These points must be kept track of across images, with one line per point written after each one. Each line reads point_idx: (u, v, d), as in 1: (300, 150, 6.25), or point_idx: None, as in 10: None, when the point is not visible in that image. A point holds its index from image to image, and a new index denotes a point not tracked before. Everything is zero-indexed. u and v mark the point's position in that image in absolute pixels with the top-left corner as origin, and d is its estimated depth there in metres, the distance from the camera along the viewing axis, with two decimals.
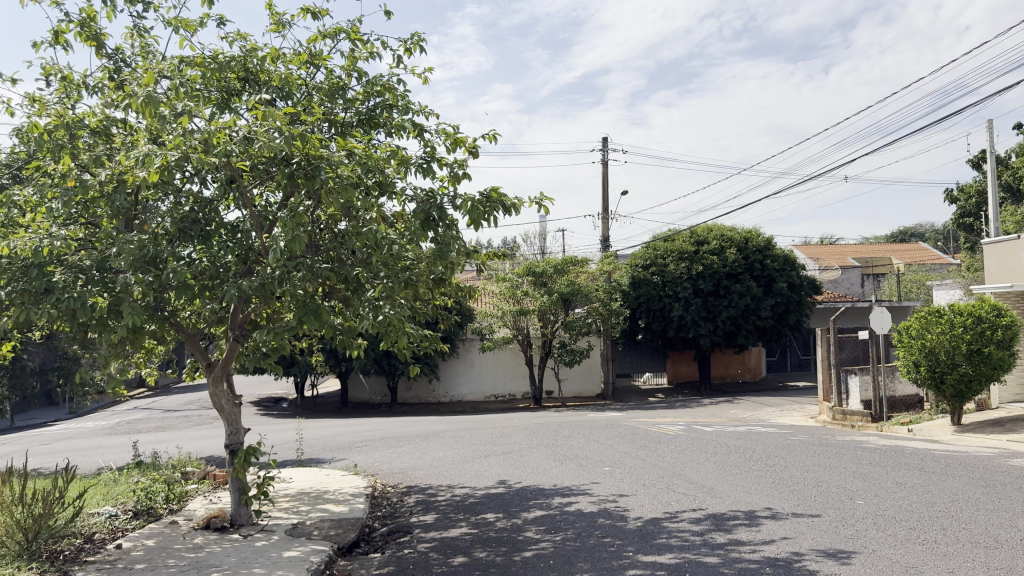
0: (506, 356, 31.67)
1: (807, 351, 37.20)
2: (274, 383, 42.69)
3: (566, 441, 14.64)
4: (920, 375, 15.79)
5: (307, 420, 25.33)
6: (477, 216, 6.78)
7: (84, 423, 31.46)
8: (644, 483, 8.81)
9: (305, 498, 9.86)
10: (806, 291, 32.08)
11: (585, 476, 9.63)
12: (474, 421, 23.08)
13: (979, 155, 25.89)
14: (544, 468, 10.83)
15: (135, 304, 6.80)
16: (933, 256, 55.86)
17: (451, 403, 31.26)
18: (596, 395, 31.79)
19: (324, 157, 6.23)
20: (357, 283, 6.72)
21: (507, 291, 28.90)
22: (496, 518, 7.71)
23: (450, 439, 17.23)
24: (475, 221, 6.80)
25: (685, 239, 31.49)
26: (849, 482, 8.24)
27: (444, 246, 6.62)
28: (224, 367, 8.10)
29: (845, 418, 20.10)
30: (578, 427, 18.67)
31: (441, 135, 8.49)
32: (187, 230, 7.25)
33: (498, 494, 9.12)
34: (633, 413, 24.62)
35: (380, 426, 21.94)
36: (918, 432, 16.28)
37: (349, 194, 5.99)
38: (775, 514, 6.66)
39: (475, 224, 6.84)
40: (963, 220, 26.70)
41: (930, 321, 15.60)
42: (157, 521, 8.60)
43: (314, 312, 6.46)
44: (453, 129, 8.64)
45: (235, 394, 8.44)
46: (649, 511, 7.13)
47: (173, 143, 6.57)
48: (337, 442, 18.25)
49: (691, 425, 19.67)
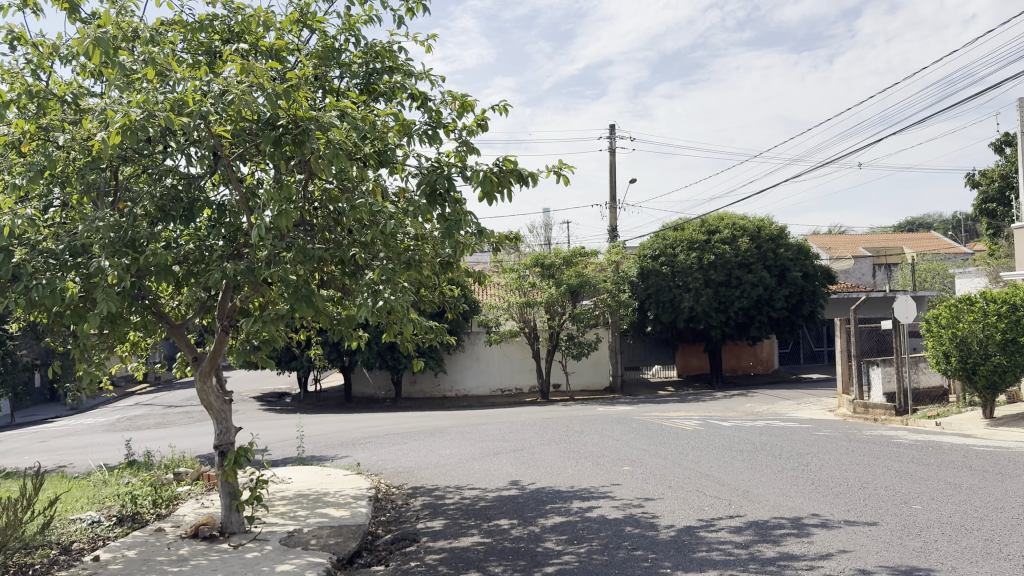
0: (512, 349, 30.98)
1: (820, 342, 36.41)
2: (276, 379, 42.11)
3: (579, 437, 13.96)
4: (950, 366, 14.99)
5: (311, 416, 24.72)
6: (490, 188, 6.10)
7: (83, 420, 31.00)
8: (670, 485, 8.13)
9: (304, 501, 9.17)
10: (821, 281, 31.29)
11: (604, 477, 8.95)
12: (481, 416, 22.41)
13: (1001, 139, 25.05)
14: (559, 467, 10.14)
15: (111, 288, 6.11)
16: (944, 245, 54.95)
17: (457, 397, 30.60)
18: (604, 388, 31.08)
19: (314, 118, 5.45)
20: (357, 266, 6.03)
21: (513, 282, 28.16)
22: (511, 526, 7.03)
23: (457, 435, 16.54)
24: (488, 193, 6.12)
25: (696, 228, 30.70)
26: (897, 483, 7.55)
27: (454, 221, 5.91)
28: (213, 361, 7.43)
29: (867, 411, 19.35)
30: (589, 422, 17.98)
31: (446, 102, 7.77)
32: (169, 210, 6.65)
33: (511, 497, 8.43)
34: (645, 407, 23.94)
35: (384, 421, 21.30)
36: (946, 426, 15.54)
37: (342, 162, 5.21)
38: (825, 522, 5.97)
39: (487, 199, 6.17)
40: (986, 206, 25.84)
41: (962, 309, 14.83)
42: (141, 529, 7.97)
43: (308, 299, 5.75)
44: (460, 95, 7.91)
45: (226, 390, 7.75)
46: (682, 518, 6.45)
47: (136, 98, 5.50)
48: (340, 439, 17.60)
49: (707, 419, 18.97)
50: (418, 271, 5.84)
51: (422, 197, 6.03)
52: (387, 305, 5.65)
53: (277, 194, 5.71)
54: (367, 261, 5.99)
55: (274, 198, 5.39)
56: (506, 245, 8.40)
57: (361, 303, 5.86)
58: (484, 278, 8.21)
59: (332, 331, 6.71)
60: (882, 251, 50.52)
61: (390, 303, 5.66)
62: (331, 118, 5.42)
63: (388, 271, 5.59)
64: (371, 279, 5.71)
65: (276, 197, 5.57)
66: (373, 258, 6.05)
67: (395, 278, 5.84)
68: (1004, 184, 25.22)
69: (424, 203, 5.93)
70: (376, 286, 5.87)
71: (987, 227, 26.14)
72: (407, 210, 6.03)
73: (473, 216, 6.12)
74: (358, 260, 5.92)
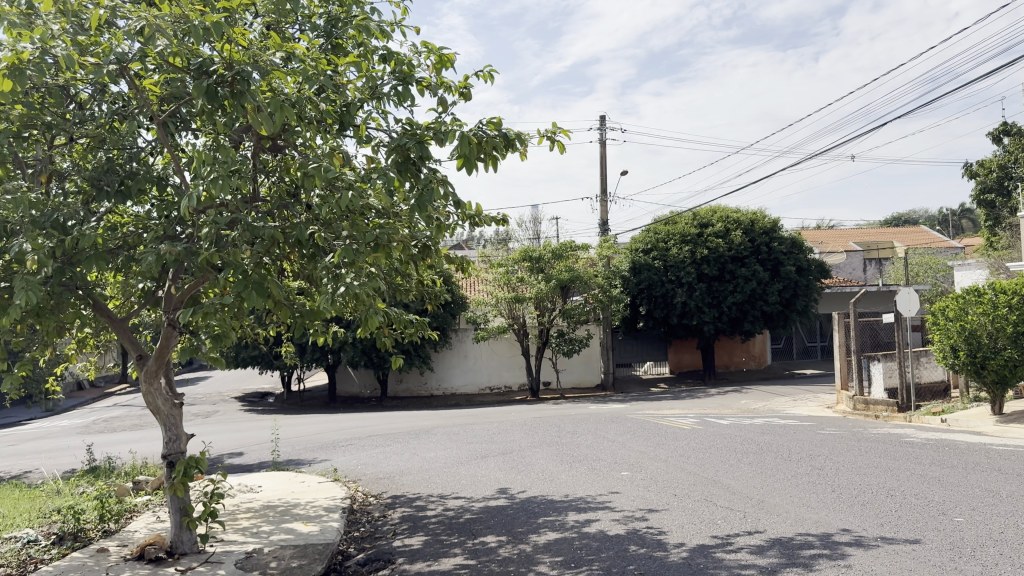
0: (501, 346, 30.17)
1: (813, 337, 35.83)
2: (259, 379, 41.06)
3: (571, 438, 13.16)
4: (957, 361, 14.35)
5: (293, 417, 23.84)
6: (470, 152, 5.34)
7: (59, 421, 30.01)
8: (675, 493, 7.37)
9: (270, 515, 8.28)
10: (814, 275, 30.60)
11: (601, 484, 8.16)
12: (469, 416, 21.59)
13: (1000, 128, 24.46)
14: (551, 473, 9.34)
15: (30, 276, 5.25)
16: (935, 239, 54.81)
17: (444, 395, 29.76)
18: (595, 386, 30.34)
19: (251, 60, 4.69)
20: (318, 247, 5.22)
21: (501, 277, 27.34)
22: (498, 544, 6.20)
23: (443, 437, 15.72)
24: (469, 160, 5.38)
25: (688, 222, 30.00)
26: (927, 490, 6.80)
27: (427, 193, 5.10)
28: (160, 360, 6.58)
29: (868, 408, 18.71)
30: (581, 421, 17.22)
31: (424, 58, 7.02)
32: (102, 183, 5.85)
33: (499, 508, 7.60)
34: (637, 405, 23.18)
35: (367, 423, 20.41)
36: (953, 423, 14.84)
37: (284, 113, 4.39)
38: (860, 540, 5.19)
39: (467, 165, 5.39)
40: (984, 196, 25.30)
41: (970, 301, 14.14)
42: (82, 549, 7.09)
43: (259, 285, 4.97)
44: (438, 48, 7.15)
45: (174, 394, 6.92)
46: (692, 536, 5.67)
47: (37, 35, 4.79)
48: (320, 441, 16.73)
49: (703, 417, 18.21)
50: (392, 255, 4.98)
51: (392, 168, 5.28)
52: (352, 293, 4.80)
53: (216, 158, 5.09)
54: (328, 239, 5.15)
55: (207, 156, 4.71)
56: (491, 225, 7.64)
57: (321, 290, 5.06)
58: (470, 264, 7.41)
59: (294, 328, 5.85)
60: (873, 246, 50.05)
61: (353, 289, 4.80)
62: (272, 61, 4.69)
63: (350, 251, 4.76)
64: (331, 261, 4.86)
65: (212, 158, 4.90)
66: (335, 237, 5.21)
67: (359, 261, 4.99)
68: (1004, 174, 24.76)
69: (392, 170, 5.19)
70: (337, 269, 5.02)
71: (986, 218, 25.52)
72: (372, 178, 5.25)
73: (453, 190, 5.34)
74: (319, 239, 5.11)
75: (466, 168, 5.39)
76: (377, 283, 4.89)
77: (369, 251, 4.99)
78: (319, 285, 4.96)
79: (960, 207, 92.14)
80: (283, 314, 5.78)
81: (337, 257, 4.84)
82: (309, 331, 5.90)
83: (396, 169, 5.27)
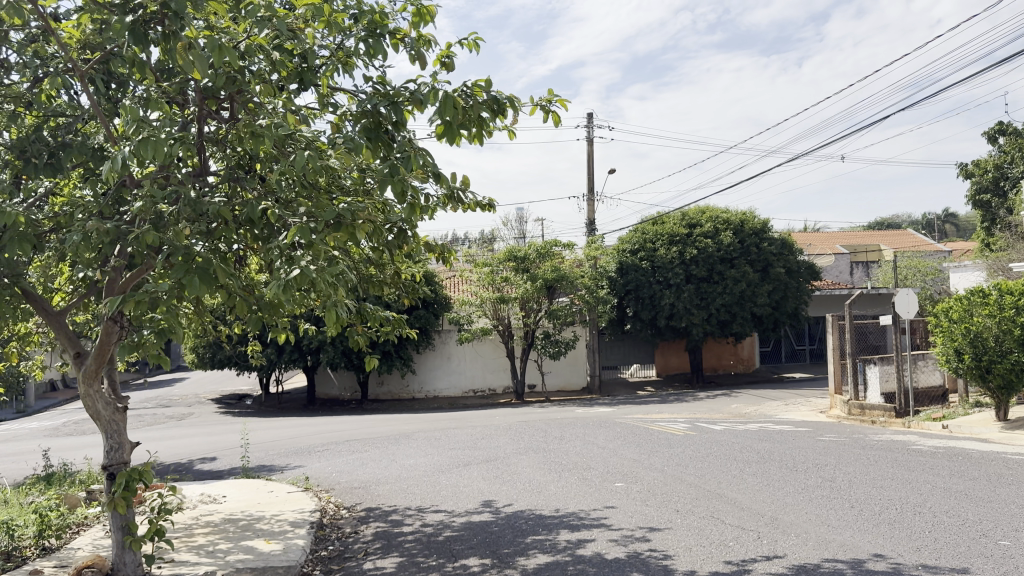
0: (485, 348, 29.40)
1: (801, 341, 35.40)
2: (238, 381, 40.01)
3: (558, 444, 12.46)
4: (962, 365, 13.85)
5: (269, 419, 23.00)
6: (453, 120, 4.68)
7: (28, 423, 28.89)
8: (677, 508, 6.72)
9: (230, 531, 7.48)
10: (803, 277, 30.16)
11: (594, 497, 7.48)
12: (452, 419, 20.84)
13: (995, 128, 24.10)
14: (538, 484, 8.64)
15: None
16: (919, 241, 54.80)
17: (426, 398, 28.98)
18: (582, 389, 29.69)
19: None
20: (271, 225, 4.51)
21: (485, 276, 26.60)
22: (481, 569, 5.48)
23: (424, 442, 14.95)
24: (451, 129, 4.71)
25: (677, 222, 29.42)
26: (958, 506, 6.18)
27: (399, 165, 4.41)
28: (99, 359, 5.80)
29: (863, 412, 18.19)
30: (568, 425, 16.54)
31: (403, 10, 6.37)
32: (27, 152, 5.11)
33: (483, 524, 6.88)
34: (626, 409, 22.54)
35: (345, 426, 19.58)
36: (955, 429, 14.30)
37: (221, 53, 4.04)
38: (900, 569, 4.53)
39: (450, 132, 4.68)
40: (978, 197, 24.93)
41: (975, 303, 13.63)
42: (12, 571, 6.27)
43: (203, 271, 4.19)
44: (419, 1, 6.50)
45: (118, 397, 6.16)
46: (704, 561, 5.00)
47: None
48: (295, 446, 15.92)
49: (694, 422, 17.56)
50: (361, 237, 4.21)
51: (362, 136, 4.63)
52: (312, 280, 4.03)
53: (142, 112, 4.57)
54: (285, 218, 4.40)
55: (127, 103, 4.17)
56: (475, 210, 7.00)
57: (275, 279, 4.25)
58: (448, 254, 6.76)
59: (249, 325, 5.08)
60: (859, 249, 49.88)
61: (312, 274, 4.02)
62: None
63: (308, 228, 4.00)
64: (284, 243, 4.10)
65: (138, 113, 4.29)
66: (293, 215, 4.46)
67: (320, 244, 4.20)
68: (998, 174, 24.41)
69: (360, 138, 4.56)
70: (293, 253, 4.26)
71: (981, 219, 25.16)
72: (340, 149, 4.59)
73: (430, 164, 4.67)
74: (274, 217, 4.40)
75: (449, 139, 4.73)
76: (340, 270, 4.14)
77: (334, 229, 4.24)
78: (271, 273, 4.20)
79: (943, 212, 92.75)
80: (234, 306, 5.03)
81: (293, 235, 4.07)
82: (267, 329, 5.15)
83: (363, 138, 4.63)
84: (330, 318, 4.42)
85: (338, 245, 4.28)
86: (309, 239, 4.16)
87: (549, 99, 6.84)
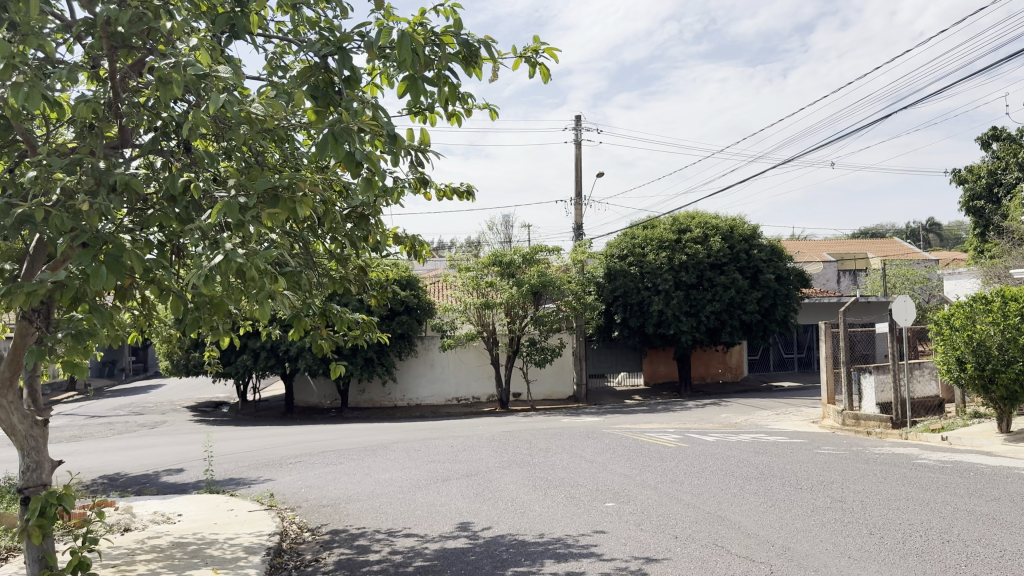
0: (469, 355, 28.66)
1: (790, 349, 34.92)
2: (216, 389, 38.94)
3: (544, 457, 11.73)
4: (964, 375, 13.28)
5: (242, 429, 22.06)
6: (414, 73, 4.18)
7: None
8: (674, 534, 6.03)
9: (176, 558, 6.67)
10: (794, 284, 29.63)
11: (583, 520, 6.79)
12: (433, 429, 20.02)
13: (989, 133, 23.75)
14: (521, 504, 7.92)
15: None
16: (906, 250, 54.74)
17: (409, 407, 28.15)
18: (568, 398, 28.98)
19: None
20: (194, 202, 4.29)
21: (470, 281, 25.85)
22: None
23: (402, 454, 14.14)
24: (414, 85, 4.22)
25: (666, 227, 28.86)
26: (989, 533, 5.53)
27: (347, 124, 3.87)
28: (14, 364, 5.06)
29: (858, 423, 17.62)
30: (554, 436, 15.80)
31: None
32: None
33: (459, 552, 6.13)
34: (613, 418, 21.82)
35: (322, 436, 18.73)
36: (956, 441, 13.72)
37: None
38: None
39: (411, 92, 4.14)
40: (972, 203, 24.57)
41: (979, 309, 13.06)
42: None
43: (116, 258, 3.67)
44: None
45: (38, 407, 5.41)
46: None
47: None
48: (265, 458, 15.05)
49: (686, 432, 16.88)
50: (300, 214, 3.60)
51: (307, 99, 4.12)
52: (240, 268, 3.44)
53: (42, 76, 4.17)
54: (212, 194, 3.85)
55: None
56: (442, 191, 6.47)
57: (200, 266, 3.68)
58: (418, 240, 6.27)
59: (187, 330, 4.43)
60: (847, 257, 49.58)
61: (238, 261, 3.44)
62: None
63: (235, 204, 3.33)
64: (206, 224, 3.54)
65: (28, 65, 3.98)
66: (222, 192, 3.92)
67: (250, 223, 3.64)
68: (992, 180, 24.03)
69: (303, 96, 4.29)
70: (220, 236, 3.70)
71: (975, 226, 24.77)
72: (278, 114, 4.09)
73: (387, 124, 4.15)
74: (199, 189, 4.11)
75: (412, 96, 4.23)
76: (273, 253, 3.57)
77: (269, 204, 3.68)
78: (193, 261, 3.61)
79: (928, 222, 93.23)
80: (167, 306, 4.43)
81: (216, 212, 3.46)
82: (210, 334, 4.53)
83: (310, 97, 4.37)
84: (264, 314, 3.83)
85: (274, 224, 3.70)
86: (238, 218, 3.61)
87: (533, 49, 6.40)
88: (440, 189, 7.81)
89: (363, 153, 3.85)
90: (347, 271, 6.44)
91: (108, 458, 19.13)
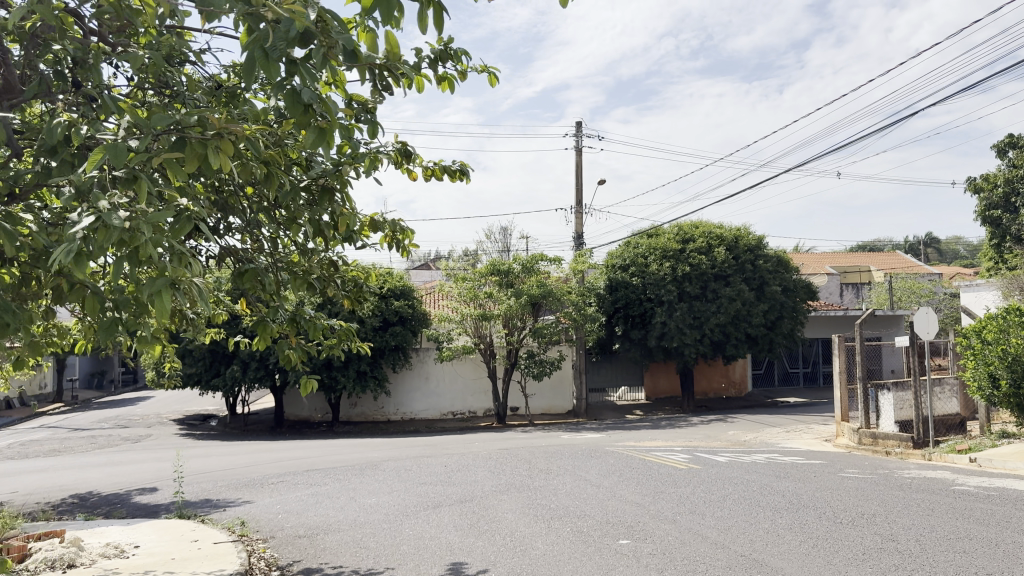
0: (466, 368, 27.68)
1: (795, 363, 33.99)
2: (204, 401, 37.79)
3: (545, 480, 10.76)
4: (998, 393, 12.42)
5: (225, 444, 20.96)
6: None
7: None
8: None
9: None
10: (801, 296, 28.80)
11: (597, 561, 5.86)
12: (426, 445, 18.98)
13: (1006, 141, 22.97)
14: (522, 538, 7.00)
15: None
16: (907, 262, 54.14)
17: (402, 421, 27.14)
18: (568, 412, 27.98)
19: None
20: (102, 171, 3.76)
21: (467, 292, 24.87)
22: None
23: (391, 474, 13.13)
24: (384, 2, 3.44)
25: (670, 236, 27.93)
26: None
27: (280, 52, 3.28)
28: None
29: (876, 442, 16.70)
30: (555, 455, 14.80)
31: None
32: None
33: None
34: (615, 435, 20.76)
35: (307, 453, 17.68)
36: (986, 463, 12.80)
37: None
38: None
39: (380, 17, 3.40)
40: (988, 213, 23.80)
41: (1014, 322, 12.16)
42: None
43: None
44: None
45: None
46: None
47: None
48: (245, 477, 14.03)
49: (694, 451, 15.85)
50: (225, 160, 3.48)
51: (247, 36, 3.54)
52: (124, 232, 3.01)
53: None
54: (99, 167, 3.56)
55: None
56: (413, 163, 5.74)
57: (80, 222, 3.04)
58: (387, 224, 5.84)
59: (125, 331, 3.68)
60: (851, 270, 48.86)
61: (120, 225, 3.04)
62: None
63: (121, 148, 3.06)
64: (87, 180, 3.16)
65: None
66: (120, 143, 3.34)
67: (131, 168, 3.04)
68: (1009, 189, 23.29)
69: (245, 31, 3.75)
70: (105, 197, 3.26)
71: (991, 236, 24.14)
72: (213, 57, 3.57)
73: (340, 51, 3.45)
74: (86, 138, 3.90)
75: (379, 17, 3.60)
76: (165, 215, 3.17)
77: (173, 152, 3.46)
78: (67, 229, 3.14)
79: (926, 236, 92.94)
80: (83, 307, 3.72)
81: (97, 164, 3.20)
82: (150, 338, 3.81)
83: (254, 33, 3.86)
84: (159, 303, 2.98)
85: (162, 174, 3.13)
86: (127, 173, 3.32)
87: None
88: (428, 168, 6.77)
89: (307, 92, 3.27)
90: (313, 266, 5.83)
91: (82, 475, 18.08)
